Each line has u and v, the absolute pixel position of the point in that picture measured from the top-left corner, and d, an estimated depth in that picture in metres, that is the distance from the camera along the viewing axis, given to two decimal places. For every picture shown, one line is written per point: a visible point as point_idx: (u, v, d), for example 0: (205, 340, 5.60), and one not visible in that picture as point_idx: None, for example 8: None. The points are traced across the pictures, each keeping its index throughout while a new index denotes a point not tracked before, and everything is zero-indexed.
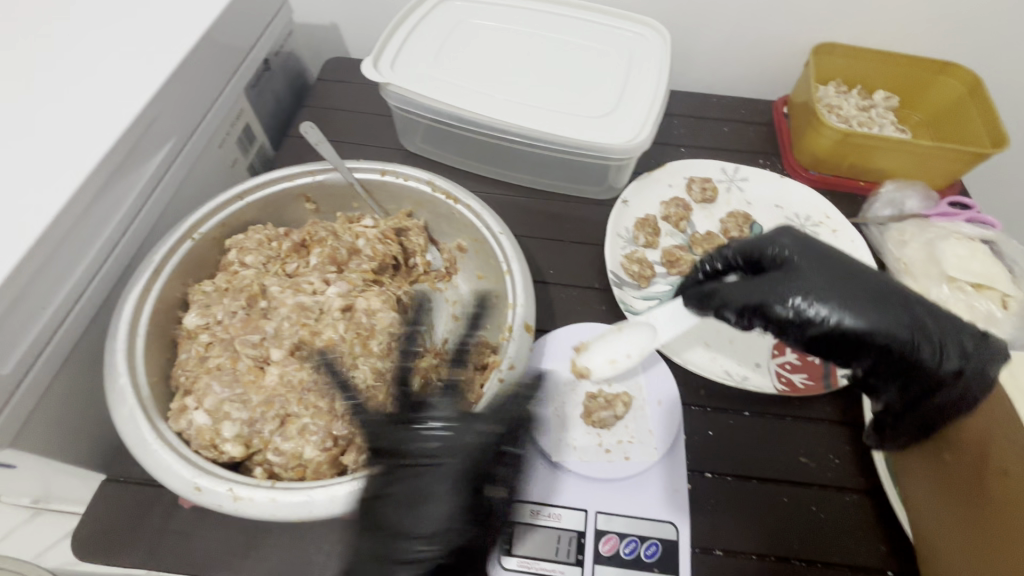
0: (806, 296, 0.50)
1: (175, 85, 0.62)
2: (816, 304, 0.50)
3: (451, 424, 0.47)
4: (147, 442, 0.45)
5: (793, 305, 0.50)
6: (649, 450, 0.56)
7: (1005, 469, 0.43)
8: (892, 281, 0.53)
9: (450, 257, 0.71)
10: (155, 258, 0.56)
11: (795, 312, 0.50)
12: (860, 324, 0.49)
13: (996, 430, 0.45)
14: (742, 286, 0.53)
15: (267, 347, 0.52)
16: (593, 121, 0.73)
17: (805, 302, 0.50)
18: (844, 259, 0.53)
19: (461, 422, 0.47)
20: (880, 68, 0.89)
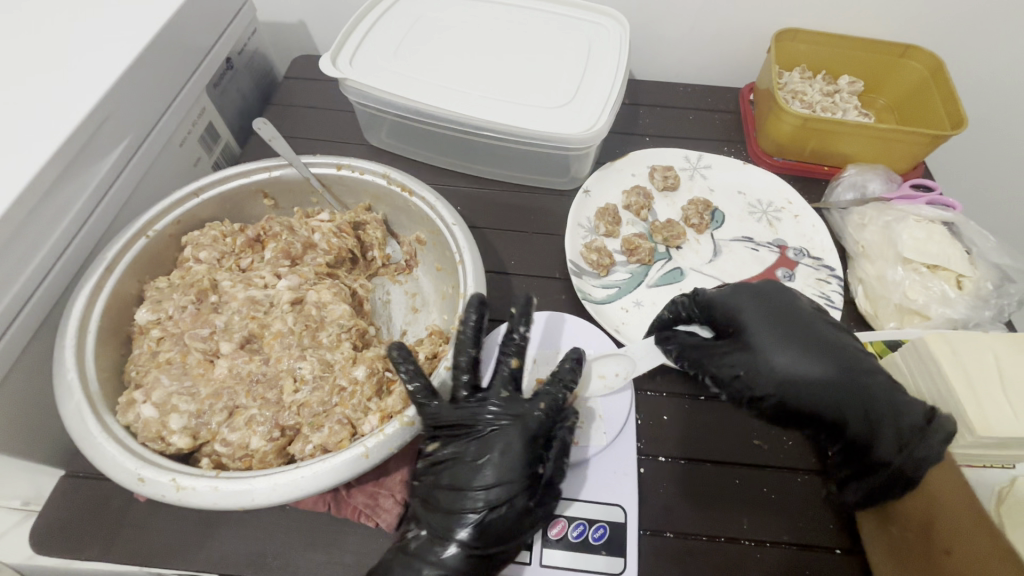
0: (748, 374, 0.52)
1: (128, 84, 0.62)
2: (756, 383, 0.52)
3: (455, 443, 0.50)
4: (92, 435, 0.46)
5: (736, 382, 0.53)
6: (599, 434, 0.57)
7: (947, 547, 0.44)
8: (847, 350, 0.52)
9: (410, 249, 0.71)
10: (107, 256, 0.56)
11: (737, 388, 0.53)
12: (795, 406, 0.51)
13: (943, 508, 0.45)
14: (696, 352, 0.56)
15: (216, 340, 0.53)
16: (550, 111, 0.73)
17: (746, 379, 0.52)
18: (797, 326, 0.53)
19: (462, 439, 0.50)
20: (843, 54, 0.89)
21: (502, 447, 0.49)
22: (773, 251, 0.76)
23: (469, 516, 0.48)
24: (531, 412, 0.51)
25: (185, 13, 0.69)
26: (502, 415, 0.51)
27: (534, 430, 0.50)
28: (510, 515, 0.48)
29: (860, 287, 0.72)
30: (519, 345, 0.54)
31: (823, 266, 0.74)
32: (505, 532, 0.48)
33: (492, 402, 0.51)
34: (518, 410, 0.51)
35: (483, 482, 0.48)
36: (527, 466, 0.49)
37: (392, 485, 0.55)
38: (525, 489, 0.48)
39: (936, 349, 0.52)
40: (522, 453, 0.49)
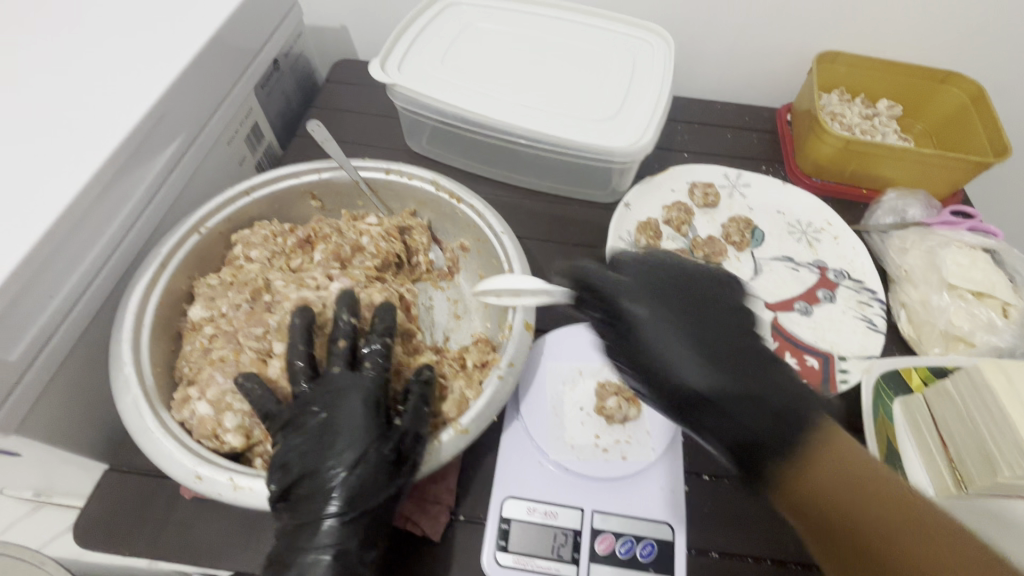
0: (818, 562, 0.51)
1: (184, 83, 0.63)
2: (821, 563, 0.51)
3: (300, 431, 0.45)
4: (150, 430, 0.45)
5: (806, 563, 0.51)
6: (647, 449, 0.55)
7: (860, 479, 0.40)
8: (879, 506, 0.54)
9: (452, 256, 0.71)
10: (161, 252, 0.56)
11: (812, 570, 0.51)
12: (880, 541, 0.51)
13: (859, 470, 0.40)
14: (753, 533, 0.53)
15: (270, 340, 0.53)
16: (596, 124, 0.74)
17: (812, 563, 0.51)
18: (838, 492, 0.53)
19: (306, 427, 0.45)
20: (883, 77, 0.90)
21: (340, 418, 0.45)
22: (813, 272, 0.76)
23: (334, 491, 0.43)
24: (364, 375, 0.48)
25: (239, 15, 0.71)
26: (333, 388, 0.47)
27: (373, 389, 0.47)
28: (374, 475, 0.43)
29: (903, 311, 0.71)
30: (349, 325, 0.51)
31: (865, 289, 0.74)
32: (375, 490, 0.43)
33: (321, 385, 0.48)
34: (352, 379, 0.48)
35: (344, 457, 0.43)
36: (369, 426, 0.45)
37: (438, 493, 0.53)
38: (375, 441, 0.44)
39: (989, 374, 0.52)
40: (362, 415, 0.45)
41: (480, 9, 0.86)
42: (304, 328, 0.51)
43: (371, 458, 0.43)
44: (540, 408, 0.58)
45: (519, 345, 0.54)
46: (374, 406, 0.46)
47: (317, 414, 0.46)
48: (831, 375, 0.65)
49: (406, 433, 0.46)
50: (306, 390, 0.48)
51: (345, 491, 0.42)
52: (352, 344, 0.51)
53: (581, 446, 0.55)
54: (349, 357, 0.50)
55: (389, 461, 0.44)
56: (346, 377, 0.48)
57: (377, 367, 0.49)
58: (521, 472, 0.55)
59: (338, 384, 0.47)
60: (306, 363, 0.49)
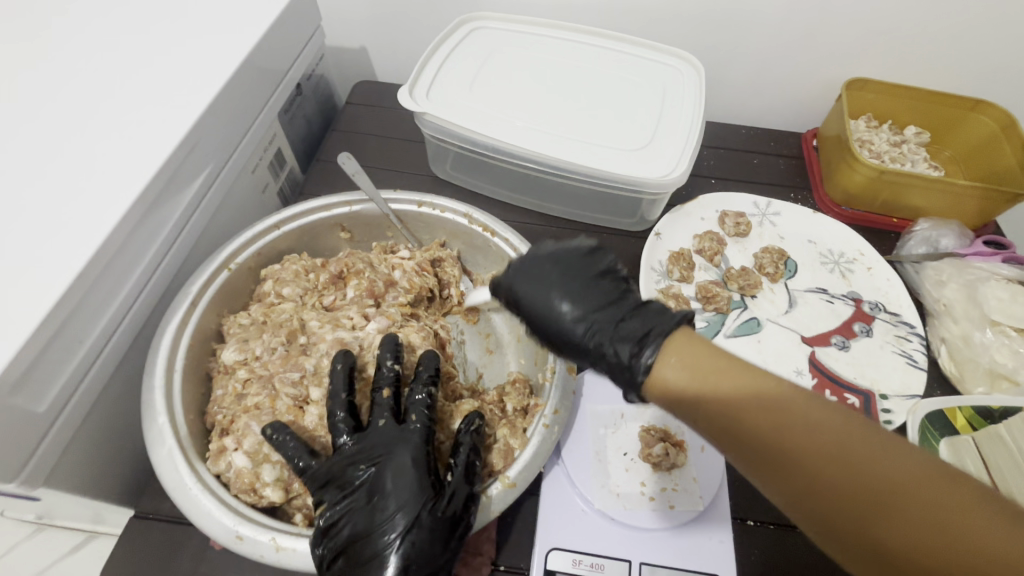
0: None
1: (214, 114, 0.61)
2: None
3: (348, 490, 0.44)
4: (187, 485, 0.43)
5: None
6: (695, 498, 0.53)
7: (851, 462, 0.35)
8: None
9: (484, 288, 0.70)
10: (192, 290, 0.55)
11: None
12: None
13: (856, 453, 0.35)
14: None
15: (307, 386, 0.51)
16: (628, 154, 0.72)
17: None
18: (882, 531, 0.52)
19: (354, 486, 0.44)
20: (911, 104, 0.89)
21: (390, 476, 0.44)
22: (848, 304, 0.75)
23: (387, 556, 0.41)
24: (410, 428, 0.46)
25: (267, 42, 0.69)
26: (377, 445, 0.46)
27: (420, 445, 0.46)
28: (429, 540, 0.42)
29: (943, 347, 0.70)
30: (390, 375, 0.50)
31: (902, 323, 0.72)
32: (430, 555, 0.42)
33: (365, 438, 0.46)
34: (398, 435, 0.46)
35: (397, 519, 0.42)
36: (421, 484, 0.44)
37: (477, 544, 0.52)
38: (428, 502, 0.43)
39: None
40: (413, 474, 0.44)
41: (507, 33, 0.85)
42: (346, 377, 0.49)
43: (424, 522, 0.42)
44: (581, 453, 0.56)
45: (563, 391, 0.53)
46: (423, 464, 0.45)
47: (365, 472, 0.45)
48: (872, 414, 0.64)
49: (456, 493, 0.44)
50: (348, 446, 0.46)
51: (400, 557, 0.41)
52: (394, 395, 0.49)
53: (627, 494, 0.53)
54: (392, 408, 0.48)
55: (442, 524, 0.42)
56: (390, 432, 0.46)
57: (422, 419, 0.47)
58: (566, 522, 0.53)
59: (384, 441, 0.46)
60: (347, 414, 0.48)
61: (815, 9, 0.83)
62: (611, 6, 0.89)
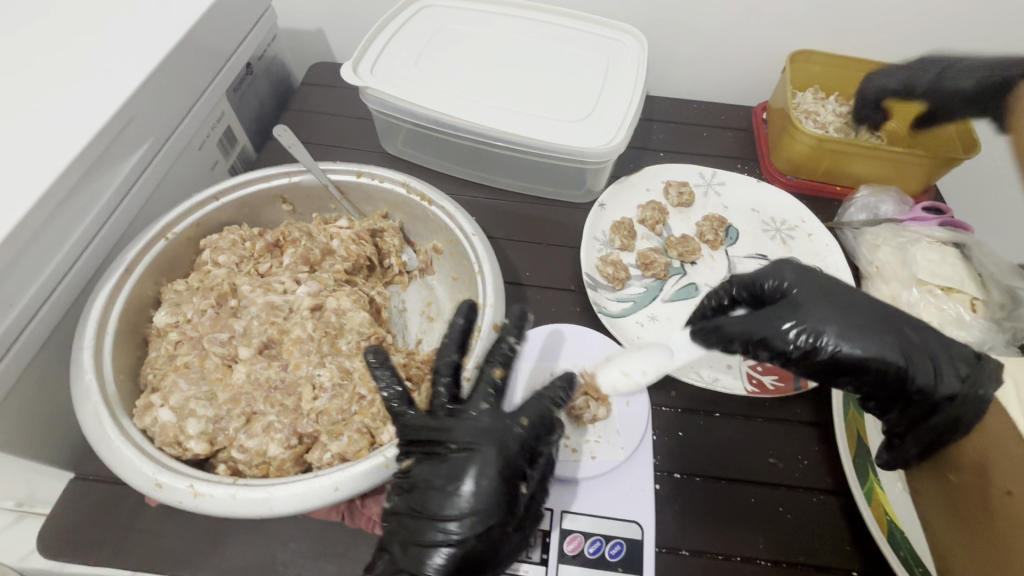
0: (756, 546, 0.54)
1: (151, 87, 0.63)
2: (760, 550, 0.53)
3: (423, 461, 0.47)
4: (110, 438, 0.45)
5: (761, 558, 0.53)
6: (616, 449, 0.56)
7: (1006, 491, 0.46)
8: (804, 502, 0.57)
9: (426, 258, 0.71)
10: (126, 258, 0.56)
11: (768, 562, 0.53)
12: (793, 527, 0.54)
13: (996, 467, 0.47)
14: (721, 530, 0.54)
15: (236, 346, 0.53)
16: (568, 124, 0.74)
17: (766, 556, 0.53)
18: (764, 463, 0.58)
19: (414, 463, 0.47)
20: (855, 76, 0.91)
21: (475, 473, 0.46)
22: None
23: (447, 545, 0.44)
24: (507, 426, 0.48)
25: (208, 17, 0.70)
26: (479, 425, 0.48)
27: (508, 442, 0.47)
28: (491, 530, 0.45)
29: None
30: (456, 343, 0.52)
31: None
32: (486, 551, 0.45)
33: (487, 417, 0.48)
34: (497, 424, 0.48)
35: (455, 509, 0.45)
36: (503, 490, 0.46)
37: None
38: (501, 515, 0.45)
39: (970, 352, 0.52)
40: (497, 480, 0.45)
41: (455, 10, 0.86)
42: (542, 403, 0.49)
43: (497, 526, 0.45)
44: (509, 409, 0.58)
45: (486, 346, 0.54)
46: (509, 466, 0.46)
47: (454, 453, 0.47)
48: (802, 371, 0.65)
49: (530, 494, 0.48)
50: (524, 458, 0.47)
51: (450, 552, 0.44)
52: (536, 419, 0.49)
53: (552, 447, 0.56)
54: (452, 381, 0.51)
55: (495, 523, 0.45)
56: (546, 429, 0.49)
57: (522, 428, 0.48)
58: None
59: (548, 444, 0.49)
60: (403, 391, 0.49)
61: None
62: None
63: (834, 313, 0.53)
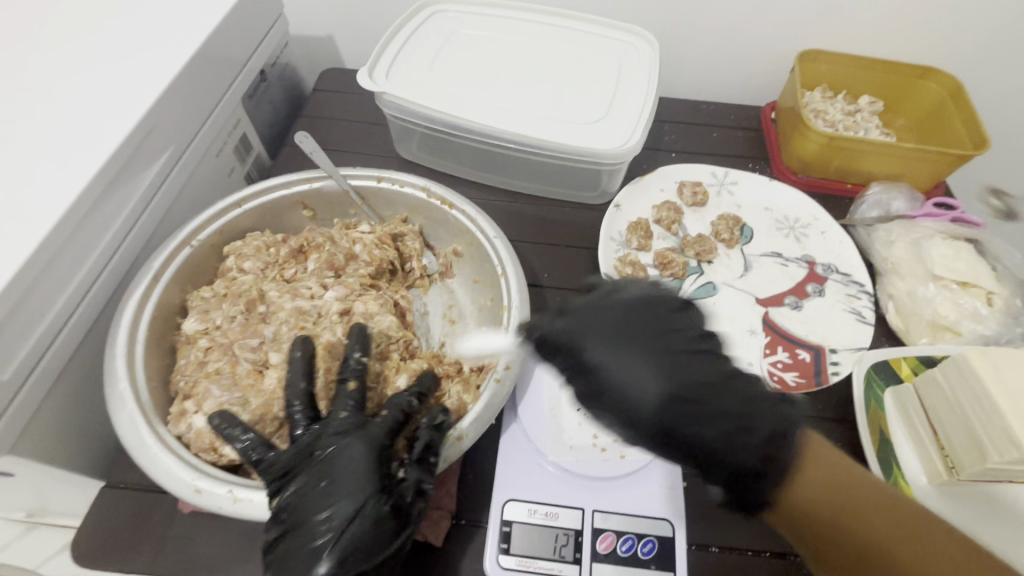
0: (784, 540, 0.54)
1: (172, 96, 0.63)
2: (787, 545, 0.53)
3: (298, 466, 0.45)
4: (147, 445, 0.45)
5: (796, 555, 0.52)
6: (645, 447, 0.56)
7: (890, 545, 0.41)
8: None
9: (446, 261, 0.72)
10: (153, 266, 0.56)
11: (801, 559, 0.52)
12: None
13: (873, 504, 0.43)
14: (753, 526, 0.53)
15: (266, 351, 0.53)
16: (584, 127, 0.74)
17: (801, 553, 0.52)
18: None
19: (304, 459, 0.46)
20: (863, 75, 0.92)
21: (340, 469, 0.44)
22: (802, 266, 0.77)
23: (322, 549, 0.42)
24: (372, 422, 0.47)
25: (225, 25, 0.71)
26: (348, 428, 0.47)
27: (377, 437, 0.46)
28: (364, 527, 0.42)
29: (890, 303, 0.73)
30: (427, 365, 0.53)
31: (853, 282, 0.75)
32: (373, 547, 0.42)
33: (351, 417, 0.48)
34: (359, 425, 0.47)
35: (326, 505, 0.43)
36: (372, 478, 0.44)
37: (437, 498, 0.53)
38: (379, 495, 0.44)
39: (974, 359, 0.54)
40: (366, 469, 0.44)
41: (466, 15, 0.87)
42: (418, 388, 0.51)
43: (366, 519, 0.42)
44: (537, 409, 0.58)
45: (515, 348, 0.55)
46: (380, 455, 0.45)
47: (320, 458, 0.45)
48: (821, 368, 0.66)
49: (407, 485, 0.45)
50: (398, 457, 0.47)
51: (336, 553, 0.41)
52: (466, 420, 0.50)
53: (580, 446, 0.56)
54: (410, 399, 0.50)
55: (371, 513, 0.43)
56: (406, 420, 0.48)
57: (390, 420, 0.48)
58: (522, 474, 0.55)
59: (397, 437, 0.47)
60: (303, 401, 0.48)
61: None
62: None
63: (644, 358, 0.46)
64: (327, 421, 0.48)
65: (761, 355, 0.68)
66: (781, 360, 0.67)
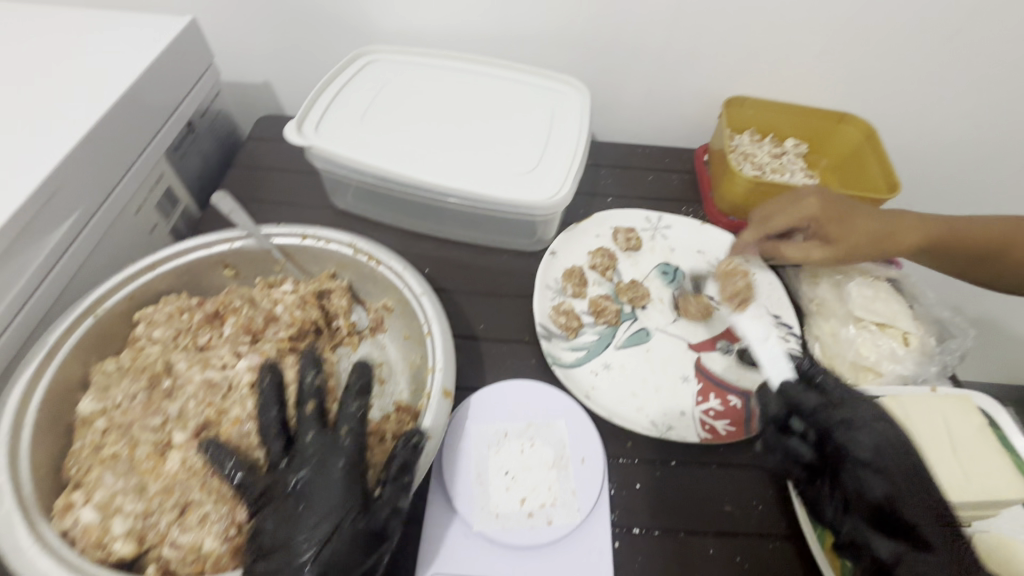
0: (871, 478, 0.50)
1: (78, 157, 0.61)
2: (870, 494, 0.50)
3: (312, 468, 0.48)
4: (22, 548, 0.41)
5: None
6: (573, 510, 0.54)
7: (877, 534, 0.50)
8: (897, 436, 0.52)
9: (377, 316, 0.70)
10: (49, 340, 0.53)
11: None
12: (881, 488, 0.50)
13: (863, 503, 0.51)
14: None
15: (169, 430, 0.50)
16: (515, 178, 0.75)
17: None
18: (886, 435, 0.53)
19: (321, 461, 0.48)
20: (786, 120, 0.97)
21: (316, 482, 0.47)
22: (733, 309, 0.78)
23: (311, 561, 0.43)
24: (338, 440, 0.50)
25: (143, 82, 0.69)
26: (311, 457, 0.49)
27: (351, 453, 0.49)
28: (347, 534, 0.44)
29: (818, 345, 0.75)
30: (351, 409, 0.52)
31: (781, 324, 0.77)
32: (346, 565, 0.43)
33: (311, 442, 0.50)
34: (328, 446, 0.50)
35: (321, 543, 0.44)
36: (350, 490, 0.46)
37: None
38: (353, 512, 0.45)
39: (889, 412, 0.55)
40: (345, 484, 0.47)
41: (400, 66, 0.88)
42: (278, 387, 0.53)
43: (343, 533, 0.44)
44: (463, 475, 0.56)
45: (436, 414, 0.53)
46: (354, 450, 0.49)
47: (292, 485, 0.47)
48: (751, 415, 0.66)
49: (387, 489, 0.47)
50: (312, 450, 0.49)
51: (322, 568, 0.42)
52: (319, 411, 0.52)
53: (507, 513, 0.54)
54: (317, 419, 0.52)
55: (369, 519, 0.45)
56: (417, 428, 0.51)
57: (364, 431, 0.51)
58: (447, 548, 0.53)
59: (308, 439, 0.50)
60: (280, 429, 0.51)
61: (689, 35, 0.89)
62: (503, 36, 0.93)
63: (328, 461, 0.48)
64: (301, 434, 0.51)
65: (694, 403, 0.68)
66: (714, 407, 0.67)
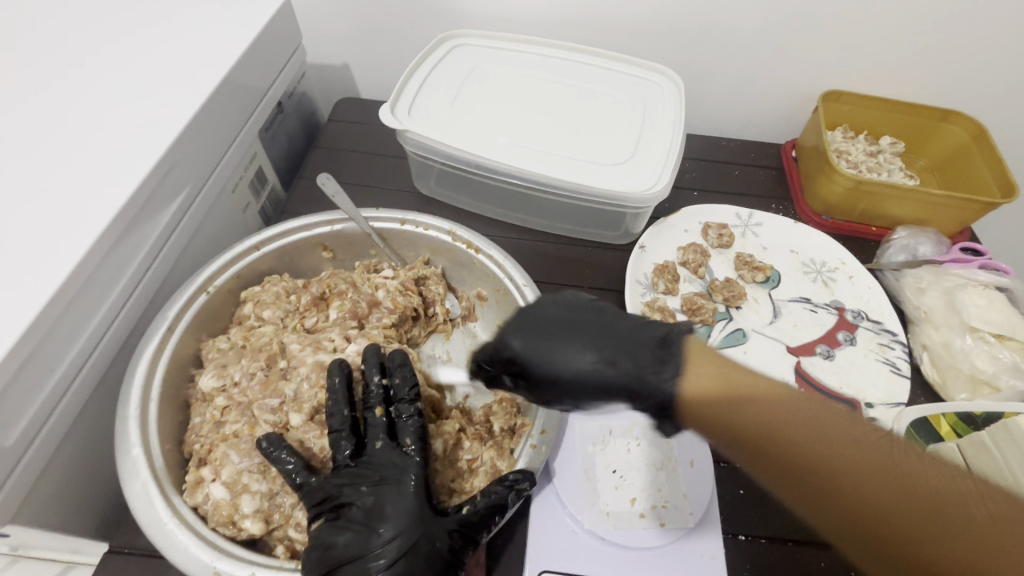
0: None
1: (191, 134, 0.60)
2: None
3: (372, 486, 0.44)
4: (162, 520, 0.42)
5: None
6: (685, 515, 0.53)
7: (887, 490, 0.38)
8: None
9: (469, 305, 0.69)
10: (168, 316, 0.53)
11: None
12: None
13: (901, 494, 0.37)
14: None
15: (287, 412, 0.50)
16: (612, 168, 0.73)
17: None
18: None
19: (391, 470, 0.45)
20: (885, 116, 0.92)
21: (388, 505, 0.43)
22: (831, 313, 0.75)
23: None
24: (407, 456, 0.46)
25: (247, 57, 0.69)
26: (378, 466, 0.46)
27: (419, 472, 0.45)
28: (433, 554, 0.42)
29: (925, 354, 0.71)
30: (380, 394, 0.49)
31: (884, 330, 0.73)
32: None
33: (376, 458, 0.46)
34: (396, 459, 0.46)
35: (395, 542, 0.42)
36: (420, 505, 0.44)
37: None
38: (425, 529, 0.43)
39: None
40: (411, 503, 0.44)
41: (488, 51, 0.86)
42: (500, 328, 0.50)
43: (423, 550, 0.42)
44: (570, 471, 0.56)
45: (549, 410, 0.53)
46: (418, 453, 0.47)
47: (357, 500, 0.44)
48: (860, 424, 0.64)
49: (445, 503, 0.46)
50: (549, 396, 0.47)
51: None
52: (387, 415, 0.49)
53: (618, 513, 0.53)
54: (386, 428, 0.48)
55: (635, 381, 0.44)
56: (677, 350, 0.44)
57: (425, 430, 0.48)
58: (557, 544, 0.52)
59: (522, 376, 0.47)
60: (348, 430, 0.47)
61: (791, 23, 0.85)
62: (593, 21, 0.90)
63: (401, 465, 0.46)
64: (371, 449, 0.47)
65: None
66: None
